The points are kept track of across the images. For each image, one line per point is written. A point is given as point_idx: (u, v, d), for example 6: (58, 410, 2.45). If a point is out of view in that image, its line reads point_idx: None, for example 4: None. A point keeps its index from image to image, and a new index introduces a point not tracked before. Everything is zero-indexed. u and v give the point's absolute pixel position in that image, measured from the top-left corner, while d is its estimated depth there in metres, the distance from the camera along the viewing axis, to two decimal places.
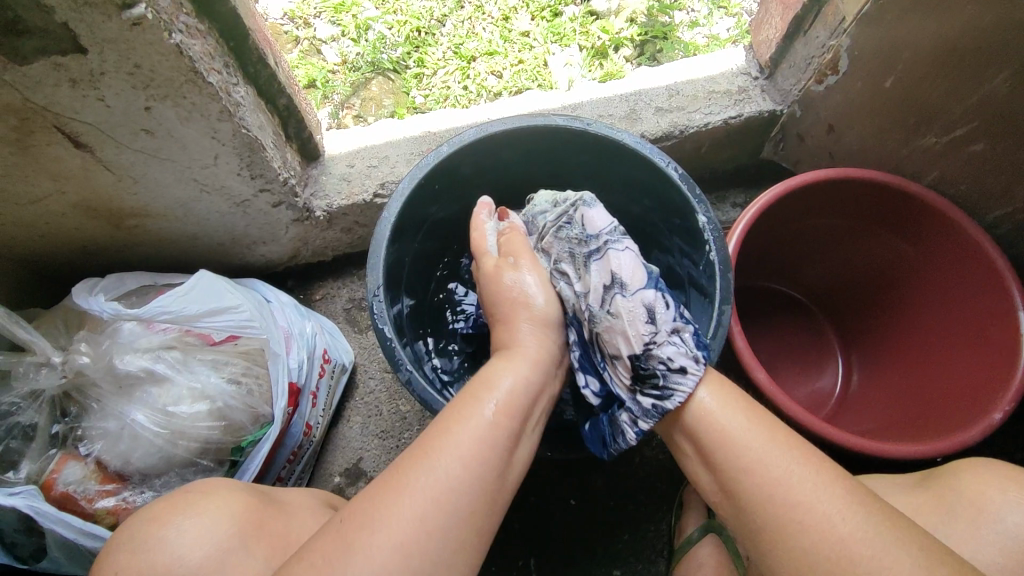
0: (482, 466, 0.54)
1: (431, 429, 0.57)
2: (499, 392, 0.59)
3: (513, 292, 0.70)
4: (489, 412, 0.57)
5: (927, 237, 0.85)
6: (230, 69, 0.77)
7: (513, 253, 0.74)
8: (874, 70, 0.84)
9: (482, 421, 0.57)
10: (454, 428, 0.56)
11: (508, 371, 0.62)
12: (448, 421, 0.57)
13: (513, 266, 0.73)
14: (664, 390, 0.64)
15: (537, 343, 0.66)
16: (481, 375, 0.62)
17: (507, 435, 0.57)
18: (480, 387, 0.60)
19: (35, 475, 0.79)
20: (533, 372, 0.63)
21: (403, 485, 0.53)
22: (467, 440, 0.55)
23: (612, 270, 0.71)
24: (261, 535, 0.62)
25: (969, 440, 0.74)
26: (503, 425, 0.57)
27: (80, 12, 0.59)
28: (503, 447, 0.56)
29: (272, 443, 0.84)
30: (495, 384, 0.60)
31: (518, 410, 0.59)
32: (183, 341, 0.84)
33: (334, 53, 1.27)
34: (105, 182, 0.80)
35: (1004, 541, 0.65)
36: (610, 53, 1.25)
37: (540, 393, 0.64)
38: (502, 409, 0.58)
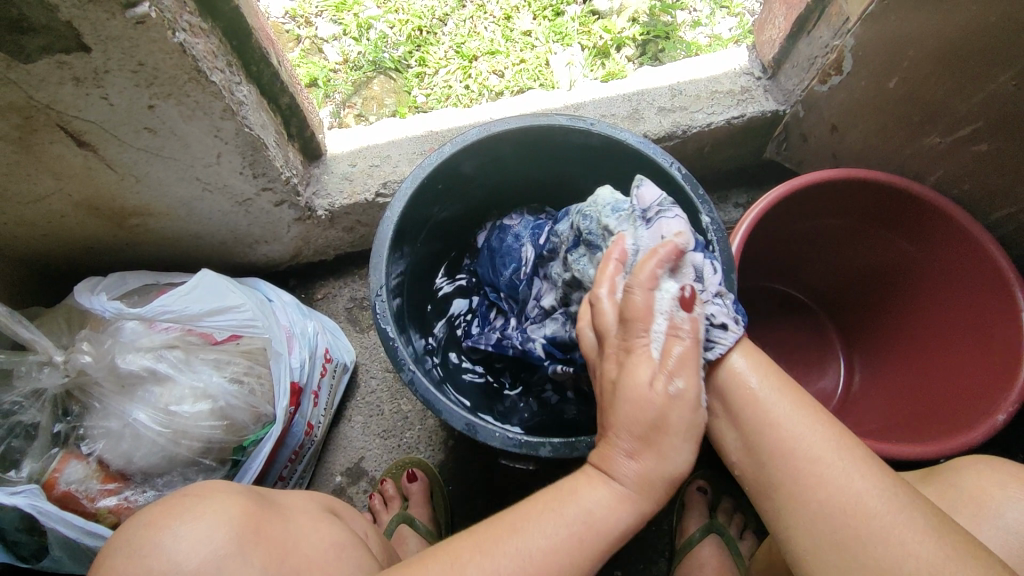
0: (546, 575, 0.51)
1: (498, 525, 0.55)
2: (588, 511, 0.53)
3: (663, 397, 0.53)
4: (568, 529, 0.53)
5: (930, 236, 0.85)
6: (232, 68, 0.77)
7: (670, 348, 0.54)
8: (878, 70, 0.84)
9: (558, 530, 0.53)
10: (530, 531, 0.53)
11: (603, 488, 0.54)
12: (528, 523, 0.54)
13: (667, 374, 0.54)
14: (707, 342, 0.63)
15: (649, 478, 0.54)
16: (574, 483, 0.56)
17: (587, 560, 0.53)
18: (570, 496, 0.54)
19: (37, 474, 0.78)
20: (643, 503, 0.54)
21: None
22: (538, 540, 0.52)
23: (661, 234, 0.66)
24: (258, 540, 0.62)
25: (973, 440, 0.75)
26: (585, 545, 0.53)
27: (84, 10, 0.58)
28: (572, 567, 0.52)
29: (274, 442, 0.84)
30: (586, 502, 0.54)
31: (602, 541, 0.53)
32: (185, 340, 0.83)
33: (335, 52, 1.27)
34: (108, 181, 0.80)
35: (1008, 538, 0.64)
36: (612, 53, 1.25)
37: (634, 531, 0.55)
38: (583, 531, 0.53)
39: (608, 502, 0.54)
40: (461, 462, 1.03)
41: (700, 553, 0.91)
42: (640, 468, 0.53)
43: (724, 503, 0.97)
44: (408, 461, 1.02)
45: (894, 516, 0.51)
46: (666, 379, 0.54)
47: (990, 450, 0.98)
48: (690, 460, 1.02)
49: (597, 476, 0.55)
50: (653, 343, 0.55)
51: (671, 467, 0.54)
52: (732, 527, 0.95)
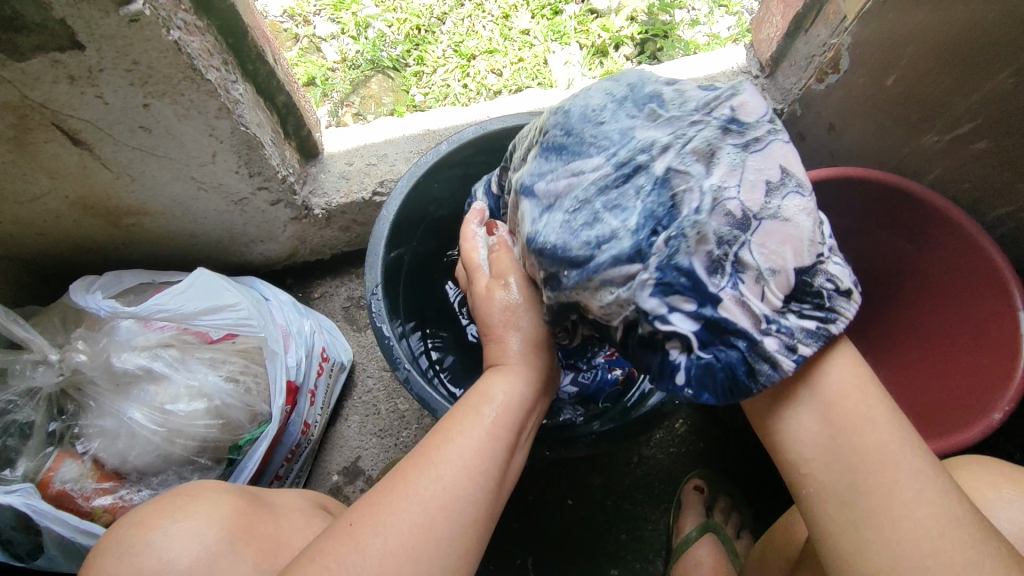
0: (479, 465, 0.54)
1: (426, 437, 0.57)
2: (494, 399, 0.58)
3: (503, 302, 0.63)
4: (484, 419, 0.57)
5: (926, 236, 0.85)
6: (228, 66, 0.77)
7: (497, 266, 0.65)
8: (876, 68, 0.83)
9: (477, 422, 0.57)
10: (448, 429, 0.56)
11: (503, 379, 0.60)
12: (445, 426, 0.57)
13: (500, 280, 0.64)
14: (828, 313, 0.50)
15: (524, 351, 0.62)
16: (474, 387, 0.61)
17: (503, 443, 0.56)
18: (473, 395, 0.59)
19: (31, 473, 0.78)
20: (529, 372, 0.61)
21: (401, 486, 0.53)
22: (464, 438, 0.55)
23: (782, 166, 0.50)
24: (250, 538, 0.62)
25: (969, 439, 0.75)
26: (501, 425, 0.57)
27: (77, 9, 0.58)
28: (498, 449, 0.56)
29: (271, 440, 0.85)
30: (489, 394, 0.59)
31: (512, 422, 0.58)
32: (181, 338, 0.83)
33: (333, 51, 1.27)
34: (103, 180, 0.80)
35: (1006, 541, 0.64)
36: (610, 51, 1.25)
37: (535, 404, 0.62)
38: (497, 413, 0.57)
39: (505, 383, 0.60)
40: None
41: (697, 552, 0.91)
42: (515, 345, 0.62)
43: (721, 502, 0.97)
44: (406, 460, 1.02)
45: (931, 519, 0.47)
46: (500, 283, 0.64)
47: (989, 450, 0.98)
48: (687, 459, 1.02)
49: (490, 372, 0.62)
50: (481, 267, 0.68)
51: (535, 337, 0.62)
52: (728, 526, 0.95)
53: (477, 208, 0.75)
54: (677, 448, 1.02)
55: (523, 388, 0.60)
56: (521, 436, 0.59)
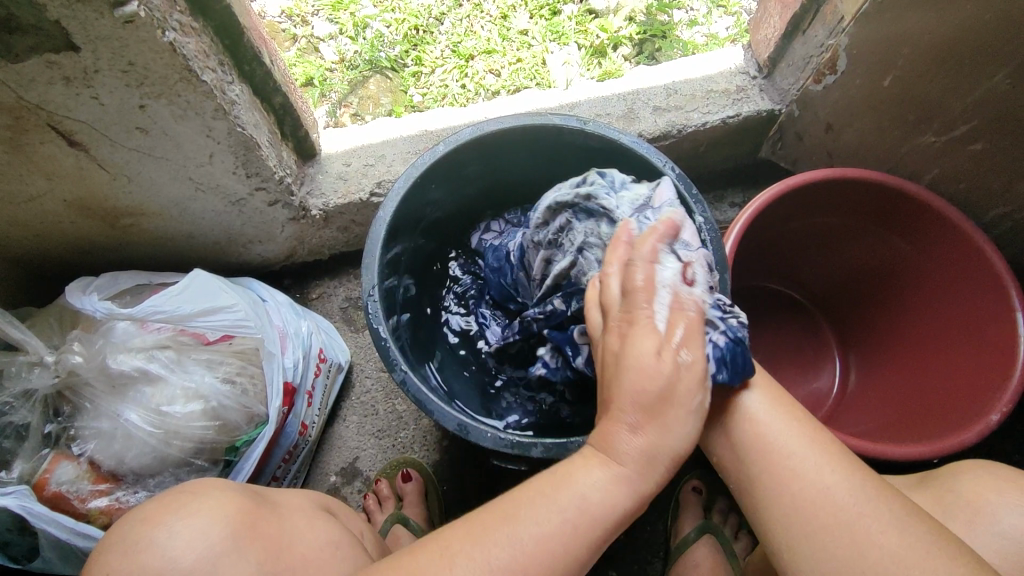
0: (539, 570, 0.50)
1: (489, 516, 0.52)
2: (584, 499, 0.51)
3: (671, 372, 0.52)
4: (562, 525, 0.50)
5: (925, 236, 0.85)
6: (225, 67, 0.77)
7: (674, 329, 0.54)
8: (873, 69, 0.83)
9: (553, 525, 0.50)
10: (521, 523, 0.51)
11: (603, 473, 0.52)
12: (518, 514, 0.52)
13: (671, 345, 0.53)
14: (739, 313, 0.62)
15: (652, 459, 0.52)
16: (570, 468, 0.53)
17: (579, 554, 0.51)
18: (566, 484, 0.52)
19: (28, 474, 0.78)
20: (641, 486, 0.52)
21: (445, 570, 0.50)
22: (530, 535, 0.50)
23: (668, 229, 0.70)
24: (253, 537, 0.62)
25: (966, 440, 0.74)
26: (581, 535, 0.51)
27: (72, 10, 0.58)
28: (564, 564, 0.50)
29: (268, 442, 0.84)
30: (584, 493, 0.51)
31: (601, 535, 0.51)
32: (177, 340, 0.83)
33: (332, 52, 1.27)
34: (100, 181, 0.80)
35: (1006, 545, 0.64)
36: (609, 52, 1.25)
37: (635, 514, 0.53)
38: (578, 518, 0.51)
39: (606, 486, 0.51)
40: (456, 463, 1.03)
41: (695, 553, 0.91)
42: (643, 443, 0.51)
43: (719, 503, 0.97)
44: (404, 461, 1.01)
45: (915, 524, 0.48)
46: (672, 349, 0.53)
47: (989, 451, 0.98)
48: (685, 460, 1.02)
49: (597, 458, 0.52)
50: (653, 314, 0.54)
51: (672, 442, 0.52)
52: (726, 527, 0.95)
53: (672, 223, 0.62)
54: None
55: (626, 501, 0.51)
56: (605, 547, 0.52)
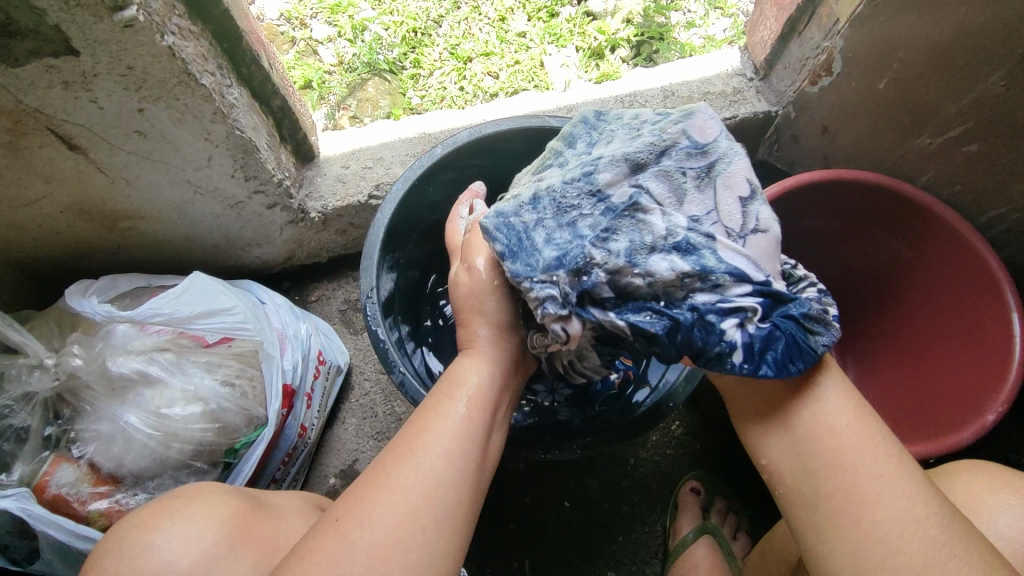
0: (460, 450, 0.56)
1: (406, 429, 0.58)
2: (468, 386, 0.61)
3: (469, 287, 0.67)
4: (459, 407, 0.58)
5: (921, 237, 0.85)
6: (223, 71, 0.77)
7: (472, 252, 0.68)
8: (868, 72, 0.84)
9: (451, 408, 0.58)
10: (429, 419, 0.57)
11: (473, 367, 0.63)
12: (426, 416, 0.58)
13: (468, 266, 0.67)
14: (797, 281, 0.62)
15: (495, 341, 0.66)
16: (449, 371, 0.63)
17: (480, 425, 0.58)
18: (445, 378, 0.62)
19: (27, 477, 0.79)
20: (495, 355, 0.65)
21: (384, 477, 0.54)
22: (439, 426, 0.57)
23: (740, 183, 0.57)
24: (249, 538, 0.62)
25: (962, 441, 0.75)
26: (475, 411, 0.59)
27: (71, 14, 0.59)
28: (475, 435, 0.57)
29: (267, 444, 0.85)
30: (463, 378, 0.61)
31: (487, 404, 0.60)
32: (176, 342, 0.83)
33: (330, 54, 1.27)
34: (99, 184, 0.80)
35: (1005, 545, 0.64)
36: (606, 54, 1.25)
37: (505, 386, 0.65)
38: (472, 396, 0.60)
39: (472, 366, 0.63)
40: None
41: (693, 554, 0.91)
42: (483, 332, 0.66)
43: (718, 503, 0.97)
44: None
45: None
46: (465, 268, 0.68)
47: (986, 451, 0.98)
48: (684, 461, 1.02)
49: (468, 358, 0.64)
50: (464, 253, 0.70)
51: (497, 319, 0.66)
52: (725, 527, 0.96)
53: (472, 191, 0.82)
54: (673, 450, 1.03)
55: (493, 376, 0.63)
56: (498, 416, 0.62)
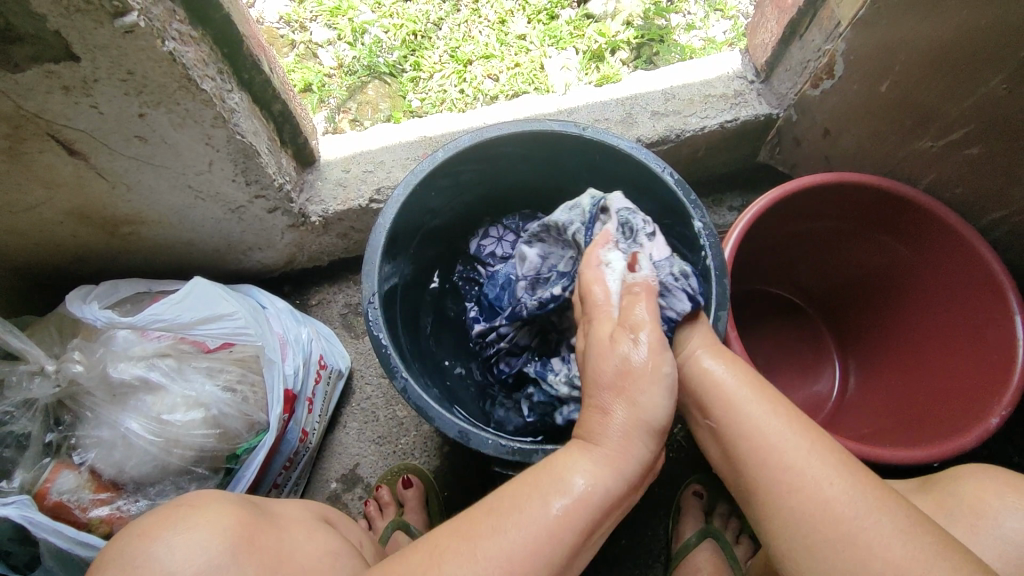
0: (528, 570, 0.48)
1: (480, 517, 0.51)
2: (571, 492, 0.50)
3: (624, 357, 0.55)
4: (552, 514, 0.50)
5: (925, 240, 0.85)
6: (224, 76, 0.77)
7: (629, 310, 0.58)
8: (870, 74, 0.83)
9: (541, 516, 0.49)
10: (508, 523, 0.49)
11: (592, 468, 0.52)
12: (506, 510, 0.50)
13: (627, 331, 0.56)
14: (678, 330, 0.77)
15: (630, 435, 0.53)
16: (555, 463, 0.53)
17: (565, 544, 0.49)
18: (548, 475, 0.52)
19: (29, 485, 0.78)
20: (623, 467, 0.52)
21: (434, 574, 0.48)
22: (516, 531, 0.49)
23: None
24: (252, 550, 0.62)
25: (967, 444, 0.74)
26: (567, 525, 0.49)
27: (71, 19, 0.58)
28: (556, 556, 0.49)
29: (268, 450, 0.84)
30: (568, 482, 0.51)
31: (584, 523, 0.50)
32: (177, 348, 0.83)
33: (330, 57, 1.27)
34: (99, 189, 0.80)
35: (1008, 550, 0.64)
36: (606, 56, 1.25)
37: (620, 502, 0.53)
38: (568, 514, 0.50)
39: (588, 469, 0.52)
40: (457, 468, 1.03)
41: (695, 558, 0.91)
42: (620, 419, 0.53)
43: (721, 507, 0.97)
44: (404, 466, 1.02)
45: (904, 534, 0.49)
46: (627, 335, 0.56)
47: (990, 453, 0.98)
48: (685, 464, 1.02)
49: (579, 446, 0.54)
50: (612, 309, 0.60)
51: (649, 416, 0.54)
52: (727, 530, 0.95)
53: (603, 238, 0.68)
54: (675, 453, 1.03)
55: (610, 485, 0.52)
56: (595, 534, 0.52)
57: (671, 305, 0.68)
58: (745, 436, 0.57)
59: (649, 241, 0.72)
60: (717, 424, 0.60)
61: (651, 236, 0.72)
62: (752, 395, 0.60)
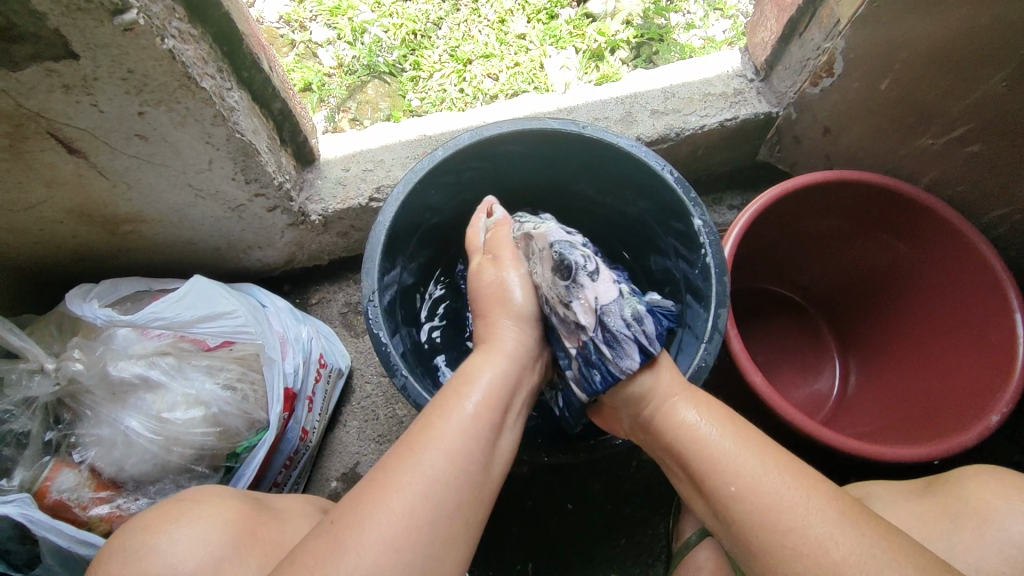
0: (464, 455, 0.55)
1: (413, 425, 0.58)
2: (478, 386, 0.60)
3: (493, 278, 0.72)
4: (469, 406, 0.59)
5: (926, 238, 0.85)
6: (224, 74, 0.77)
7: (500, 249, 0.73)
8: (869, 73, 0.83)
9: (459, 409, 0.58)
10: (437, 422, 0.57)
11: (487, 364, 0.64)
12: (431, 414, 0.58)
13: (492, 258, 0.74)
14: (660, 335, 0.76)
15: (511, 330, 0.69)
16: (460, 371, 0.64)
17: (487, 428, 0.58)
18: (457, 382, 0.61)
19: (28, 483, 0.78)
20: (506, 352, 0.66)
21: (383, 478, 0.54)
22: (446, 426, 0.57)
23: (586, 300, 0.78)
24: (254, 542, 0.62)
25: (967, 441, 0.74)
26: (483, 415, 0.59)
27: (72, 18, 0.58)
28: (483, 433, 0.58)
29: (268, 449, 0.84)
30: (474, 381, 0.61)
31: (496, 407, 0.60)
32: (177, 346, 0.83)
33: (330, 56, 1.27)
34: (99, 188, 0.80)
35: (1009, 548, 0.64)
36: (606, 55, 1.25)
37: (520, 384, 0.65)
38: (483, 404, 0.59)
39: (487, 364, 0.64)
40: None
41: (696, 557, 0.91)
42: (509, 336, 0.68)
43: None
44: None
45: None
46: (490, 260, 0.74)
47: (990, 453, 0.98)
48: None
49: (482, 353, 0.66)
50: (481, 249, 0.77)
51: (519, 311, 0.70)
52: None
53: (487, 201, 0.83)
54: None
55: (505, 373, 0.63)
56: (510, 426, 0.62)
57: (620, 361, 0.66)
58: (737, 489, 0.57)
59: (592, 280, 0.69)
60: (703, 482, 0.60)
61: (594, 272, 0.70)
62: (736, 443, 0.60)
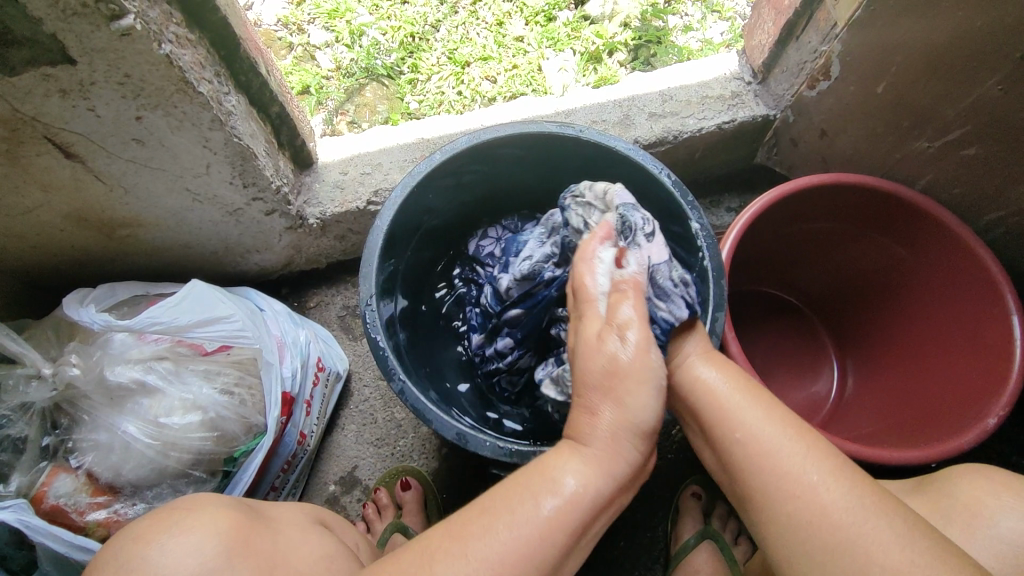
0: (521, 571, 0.47)
1: (473, 514, 0.51)
2: (563, 492, 0.50)
3: (612, 357, 0.54)
4: (542, 514, 0.49)
5: (923, 240, 0.85)
6: (221, 78, 0.77)
7: (616, 310, 0.57)
8: (866, 75, 0.83)
9: (531, 516, 0.49)
10: (497, 517, 0.50)
11: (576, 467, 0.52)
12: (497, 507, 0.50)
13: (617, 331, 0.55)
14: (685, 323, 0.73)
15: (616, 435, 0.52)
16: (546, 461, 0.53)
17: (557, 547, 0.49)
18: (542, 472, 0.52)
19: (25, 488, 0.78)
20: (614, 466, 0.52)
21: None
22: (507, 531, 0.49)
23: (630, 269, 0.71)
24: (247, 554, 0.62)
25: (965, 444, 0.74)
26: (558, 528, 0.49)
27: (68, 23, 0.58)
28: (548, 556, 0.48)
29: (266, 452, 0.85)
30: (558, 482, 0.51)
31: (575, 524, 0.50)
32: (174, 351, 0.83)
33: (328, 60, 1.27)
34: (97, 192, 0.80)
35: (1004, 552, 0.64)
36: (604, 58, 1.25)
37: (610, 503, 0.53)
38: (556, 517, 0.49)
39: (579, 471, 0.51)
40: (455, 470, 1.03)
41: (695, 560, 0.90)
42: (608, 420, 0.53)
43: (719, 508, 0.96)
44: (402, 469, 1.01)
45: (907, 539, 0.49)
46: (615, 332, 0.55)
47: (989, 456, 0.98)
48: (684, 466, 1.02)
49: (568, 447, 0.53)
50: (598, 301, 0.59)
51: (637, 420, 0.53)
52: (726, 533, 0.95)
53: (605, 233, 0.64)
54: (674, 455, 1.03)
55: (598, 486, 0.51)
56: (587, 536, 0.52)
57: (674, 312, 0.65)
58: (741, 435, 0.56)
59: (648, 241, 0.67)
60: (711, 431, 0.59)
61: (650, 235, 0.67)
62: (747, 398, 0.59)
